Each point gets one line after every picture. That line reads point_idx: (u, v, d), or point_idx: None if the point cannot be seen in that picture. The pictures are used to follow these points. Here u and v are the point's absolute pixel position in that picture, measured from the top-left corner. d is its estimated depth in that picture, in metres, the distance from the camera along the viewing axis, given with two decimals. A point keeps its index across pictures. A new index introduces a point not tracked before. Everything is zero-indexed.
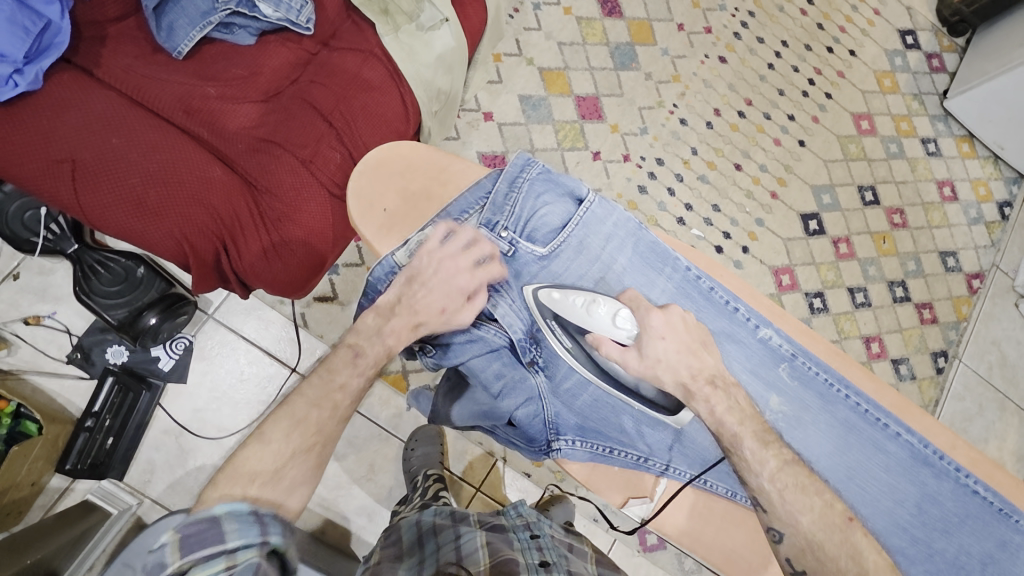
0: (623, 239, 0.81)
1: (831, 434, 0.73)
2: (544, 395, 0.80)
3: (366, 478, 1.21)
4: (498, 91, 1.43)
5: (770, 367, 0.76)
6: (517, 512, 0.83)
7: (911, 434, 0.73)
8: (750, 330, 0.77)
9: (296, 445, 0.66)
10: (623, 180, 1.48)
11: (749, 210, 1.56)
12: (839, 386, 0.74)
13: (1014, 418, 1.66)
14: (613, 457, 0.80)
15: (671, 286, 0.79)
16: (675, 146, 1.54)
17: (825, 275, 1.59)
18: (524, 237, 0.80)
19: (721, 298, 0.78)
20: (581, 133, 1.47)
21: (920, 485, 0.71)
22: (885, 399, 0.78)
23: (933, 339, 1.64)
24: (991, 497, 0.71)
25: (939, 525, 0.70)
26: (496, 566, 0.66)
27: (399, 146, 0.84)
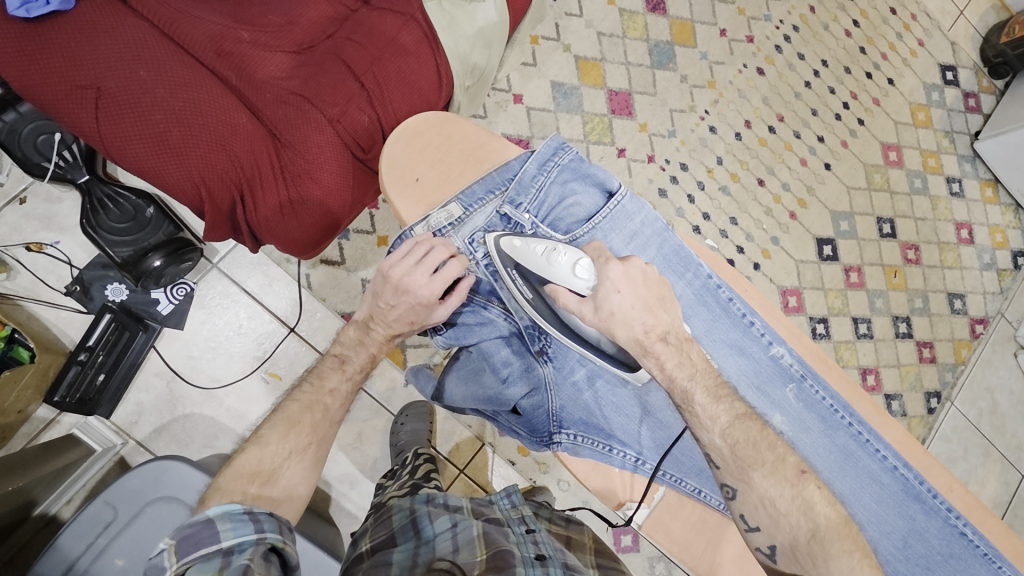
0: (648, 238, 0.79)
1: (829, 459, 0.72)
2: (551, 386, 0.80)
3: (352, 446, 1.21)
4: (531, 75, 1.41)
5: (777, 386, 0.75)
6: (509, 501, 0.85)
7: (907, 469, 0.72)
8: (762, 346, 0.76)
9: (291, 447, 0.69)
10: (645, 181, 1.46)
11: (766, 227, 1.55)
12: (844, 415, 0.73)
13: (996, 466, 1.67)
14: (612, 457, 0.79)
15: (689, 293, 0.77)
16: (701, 152, 1.52)
17: (832, 301, 1.58)
18: (546, 223, 0.79)
19: (738, 310, 0.77)
20: (609, 128, 1.45)
21: (908, 520, 0.71)
22: (889, 434, 0.77)
23: (929, 378, 1.65)
24: (977, 540, 0.70)
25: (922, 561, 0.70)
26: (492, 556, 0.66)
27: (434, 117, 0.82)
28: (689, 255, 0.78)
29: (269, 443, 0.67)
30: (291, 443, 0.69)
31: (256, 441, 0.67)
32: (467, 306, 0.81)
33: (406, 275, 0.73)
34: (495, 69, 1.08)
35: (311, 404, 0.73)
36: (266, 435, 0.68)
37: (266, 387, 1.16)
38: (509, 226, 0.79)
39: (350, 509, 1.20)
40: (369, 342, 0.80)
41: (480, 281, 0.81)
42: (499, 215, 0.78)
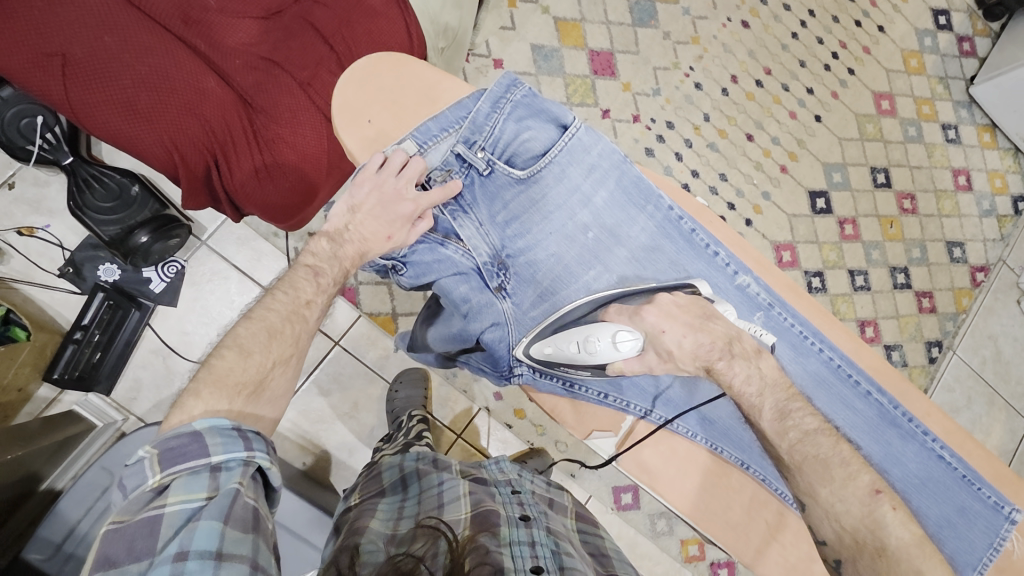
0: (607, 172, 0.78)
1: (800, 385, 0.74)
2: (510, 321, 0.81)
3: (348, 415, 1.23)
4: (510, 39, 1.40)
5: (745, 314, 0.76)
6: (498, 467, 0.86)
7: (882, 394, 0.72)
8: (727, 276, 0.77)
9: (276, 357, 0.64)
10: (630, 141, 1.46)
11: (757, 182, 1.54)
12: (814, 340, 0.74)
13: (1002, 413, 1.67)
14: (574, 390, 0.85)
15: (651, 226, 0.79)
16: (687, 110, 1.50)
17: (827, 255, 1.57)
18: (502, 159, 0.77)
19: (702, 241, 0.78)
20: (592, 89, 1.44)
21: (883, 444, 0.71)
22: (865, 361, 0.77)
23: (929, 328, 1.63)
24: (957, 464, 0.70)
25: (898, 485, 0.70)
26: (476, 515, 0.66)
27: (387, 59, 0.81)
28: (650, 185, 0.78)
29: (252, 352, 0.62)
30: (274, 354, 0.64)
31: (237, 347, 0.62)
32: (422, 243, 0.79)
33: (369, 209, 0.74)
34: (469, 31, 1.11)
35: (290, 316, 0.68)
36: (247, 341, 0.63)
37: None
38: (464, 166, 0.77)
39: (350, 475, 1.23)
40: (343, 255, 0.74)
41: (437, 216, 0.79)
42: (454, 155, 0.76)
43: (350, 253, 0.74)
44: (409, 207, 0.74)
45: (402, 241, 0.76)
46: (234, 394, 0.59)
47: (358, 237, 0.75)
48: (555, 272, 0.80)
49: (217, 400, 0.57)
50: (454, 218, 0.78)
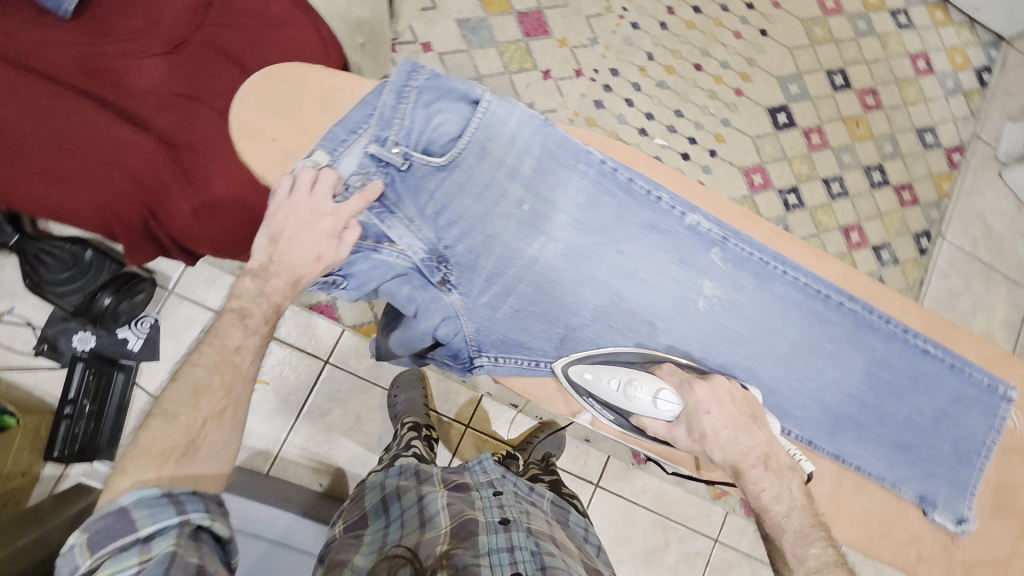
0: (529, 139, 0.77)
1: (773, 309, 0.81)
2: (461, 312, 0.80)
3: (354, 429, 1.24)
4: (433, 19, 1.36)
5: (702, 253, 0.81)
6: (480, 467, 0.99)
7: (853, 303, 0.81)
8: (675, 218, 0.80)
9: (205, 413, 0.64)
10: (577, 97, 1.42)
11: (714, 111, 1.51)
12: (775, 265, 0.80)
13: (1002, 289, 1.67)
14: (541, 370, 0.82)
15: (587, 184, 0.79)
16: (628, 53, 1.47)
17: (798, 169, 1.55)
18: (418, 150, 0.75)
19: (641, 188, 0.80)
20: (527, 53, 1.41)
21: (868, 350, 0.82)
22: (832, 271, 0.84)
23: (914, 220, 1.62)
24: (942, 355, 0.82)
25: (892, 387, 0.82)
26: (458, 528, 0.78)
27: (278, 72, 0.78)
28: (575, 144, 0.78)
29: (177, 415, 0.63)
30: (203, 411, 0.64)
31: (162, 413, 0.63)
32: (355, 253, 0.75)
33: (289, 232, 0.71)
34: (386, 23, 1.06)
35: (217, 366, 0.67)
36: (171, 405, 0.63)
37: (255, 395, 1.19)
38: (381, 166, 0.75)
39: None
40: (270, 290, 0.72)
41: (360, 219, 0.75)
42: (369, 156, 0.74)
43: (278, 285, 0.72)
44: (330, 224, 0.72)
45: (334, 260, 0.72)
46: (163, 460, 0.60)
47: (284, 266, 0.72)
48: (495, 253, 0.79)
49: (143, 471, 0.59)
50: (382, 220, 0.75)
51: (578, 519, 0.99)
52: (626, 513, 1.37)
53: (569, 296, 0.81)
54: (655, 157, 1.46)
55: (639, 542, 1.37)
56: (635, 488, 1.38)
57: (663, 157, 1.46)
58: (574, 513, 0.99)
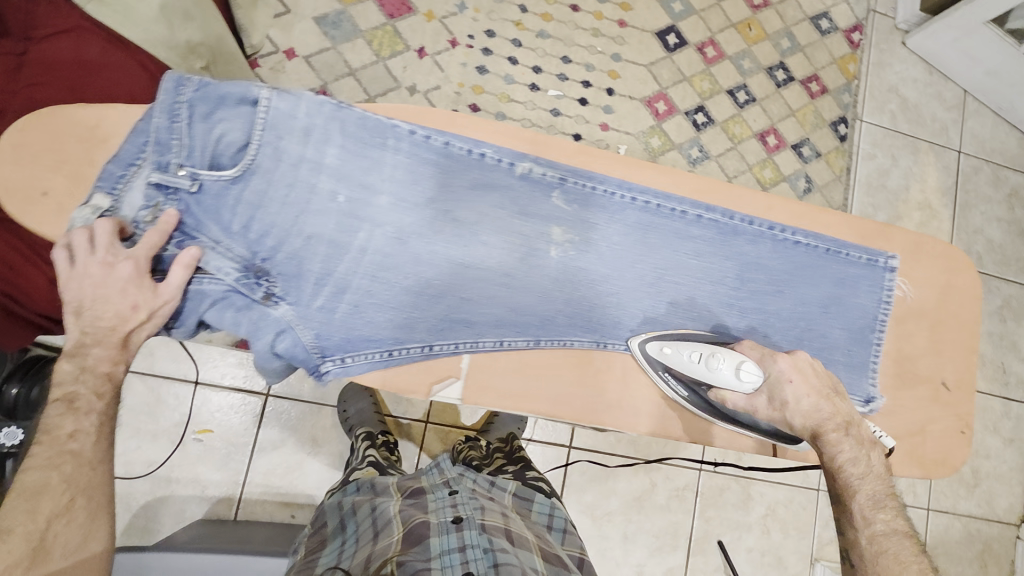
0: (326, 126, 0.74)
1: (630, 238, 0.83)
2: (295, 323, 0.74)
3: (313, 453, 1.22)
4: (290, 23, 1.31)
5: (543, 199, 0.81)
6: (437, 470, 1.04)
7: (712, 214, 0.84)
8: (506, 170, 0.79)
9: (49, 513, 0.67)
10: (459, 68, 1.39)
11: (602, 49, 1.47)
12: (623, 195, 0.82)
13: (930, 156, 1.66)
14: (396, 359, 0.78)
15: (403, 158, 0.77)
16: (500, 10, 1.42)
17: (700, 86, 1.52)
18: (207, 167, 0.71)
19: (461, 149, 0.78)
20: (396, 35, 1.36)
21: (739, 257, 0.85)
22: (688, 185, 0.85)
23: (828, 109, 1.60)
24: (817, 244, 0.87)
25: (771, 288, 0.86)
26: (408, 533, 0.81)
27: (30, 122, 0.75)
28: (377, 120, 0.75)
29: (13, 527, 0.65)
30: (45, 513, 0.66)
31: None
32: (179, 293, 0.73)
33: (89, 296, 0.69)
34: (230, 39, 1.02)
35: (53, 461, 0.68)
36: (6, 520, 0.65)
37: (202, 445, 1.18)
38: (171, 194, 0.71)
39: None
40: (94, 362, 0.71)
41: (160, 254, 0.72)
42: (152, 186, 0.70)
43: (100, 354, 0.71)
44: (129, 269, 0.69)
45: (152, 307, 0.70)
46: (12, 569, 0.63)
47: (103, 332, 0.70)
48: (318, 253, 0.75)
49: None
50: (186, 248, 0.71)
51: (543, 506, 1.01)
52: (607, 465, 1.38)
53: (413, 278, 0.78)
54: (553, 109, 1.43)
55: (625, 490, 1.38)
56: (609, 439, 1.38)
57: (560, 108, 1.43)
58: (537, 500, 1.02)
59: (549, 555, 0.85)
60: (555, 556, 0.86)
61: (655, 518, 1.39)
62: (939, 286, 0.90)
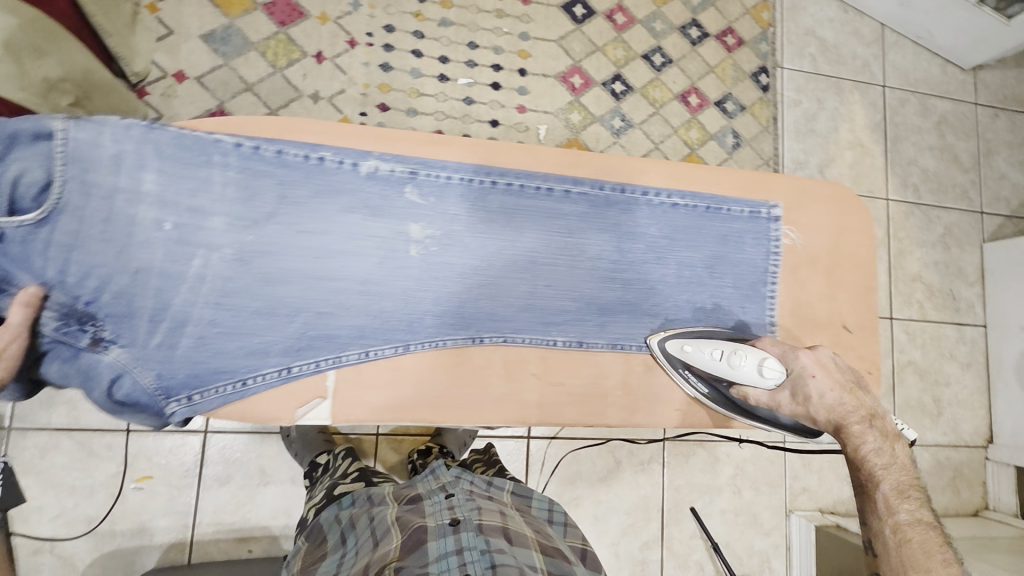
0: (138, 151, 0.72)
1: (495, 223, 0.84)
2: (131, 365, 0.72)
3: (264, 483, 1.18)
4: (175, 45, 1.26)
5: (397, 193, 0.81)
6: (433, 475, 0.98)
7: (578, 187, 0.86)
8: (352, 170, 0.79)
9: None
10: (362, 69, 1.34)
11: (508, 29, 1.43)
12: (482, 179, 0.83)
13: (855, 95, 1.65)
14: (251, 388, 0.76)
15: (233, 174, 0.75)
16: (397, 3, 1.37)
17: (614, 55, 1.49)
18: (6, 213, 0.67)
19: (296, 156, 0.77)
20: (291, 42, 1.31)
21: (616, 226, 0.88)
22: (552, 159, 0.87)
23: (746, 61, 1.58)
24: (697, 203, 0.91)
25: (654, 252, 0.90)
26: (407, 541, 0.78)
27: None
28: (195, 137, 0.74)
29: None
30: None
31: None
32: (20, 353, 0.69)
33: None
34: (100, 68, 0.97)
35: None
36: None
37: (143, 493, 1.14)
38: None
39: None
40: None
41: None
42: None
43: None
44: None
45: None
46: None
47: None
48: (151, 287, 0.73)
49: None
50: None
51: (541, 502, 0.98)
52: (569, 449, 1.37)
53: (260, 299, 0.76)
54: (465, 98, 1.39)
55: (590, 471, 1.37)
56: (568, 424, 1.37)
57: (473, 95, 1.40)
58: (536, 495, 0.99)
59: (548, 548, 0.82)
60: (555, 549, 0.84)
61: (624, 495, 1.38)
62: (831, 230, 0.95)
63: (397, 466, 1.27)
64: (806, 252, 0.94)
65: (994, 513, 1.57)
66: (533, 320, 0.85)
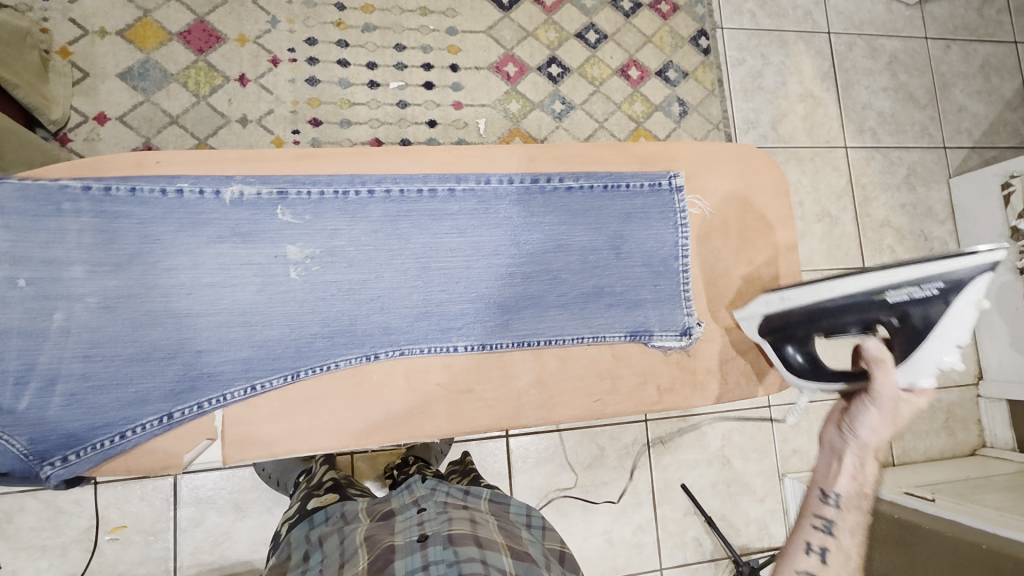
0: None
1: (373, 233, 0.83)
2: (0, 432, 0.71)
3: (241, 518, 1.17)
4: (93, 87, 1.23)
5: (267, 216, 0.79)
6: (408, 488, 0.93)
7: (460, 185, 0.85)
8: (216, 199, 0.78)
9: None
10: (288, 86, 1.31)
11: (434, 27, 1.40)
12: (353, 190, 0.82)
13: (800, 45, 1.61)
14: (130, 440, 0.75)
15: (85, 221, 0.74)
16: (315, 14, 1.34)
17: (546, 38, 1.46)
18: None
19: (150, 191, 0.76)
20: (211, 69, 1.28)
21: (505, 220, 0.87)
22: (427, 160, 0.85)
23: (684, 26, 1.54)
24: (592, 184, 0.90)
25: (551, 242, 0.88)
26: (374, 561, 0.73)
27: None
28: (39, 187, 0.72)
29: None
30: None
31: None
32: None
33: None
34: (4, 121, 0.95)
35: None
36: None
37: (119, 544, 1.12)
38: None
39: None
40: None
41: None
42: None
43: None
44: None
45: None
46: None
47: None
48: (12, 349, 0.72)
49: None
50: None
51: (520, 507, 0.93)
52: (549, 443, 1.34)
53: (131, 345, 0.75)
54: (398, 102, 1.36)
55: (573, 461, 1.35)
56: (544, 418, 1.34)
57: (406, 98, 1.37)
58: (514, 501, 0.94)
59: (521, 554, 0.77)
60: (527, 553, 0.79)
61: (611, 482, 1.36)
62: (736, 195, 0.95)
63: (376, 482, 1.26)
64: (714, 219, 0.94)
65: (991, 450, 1.55)
66: (432, 327, 0.84)
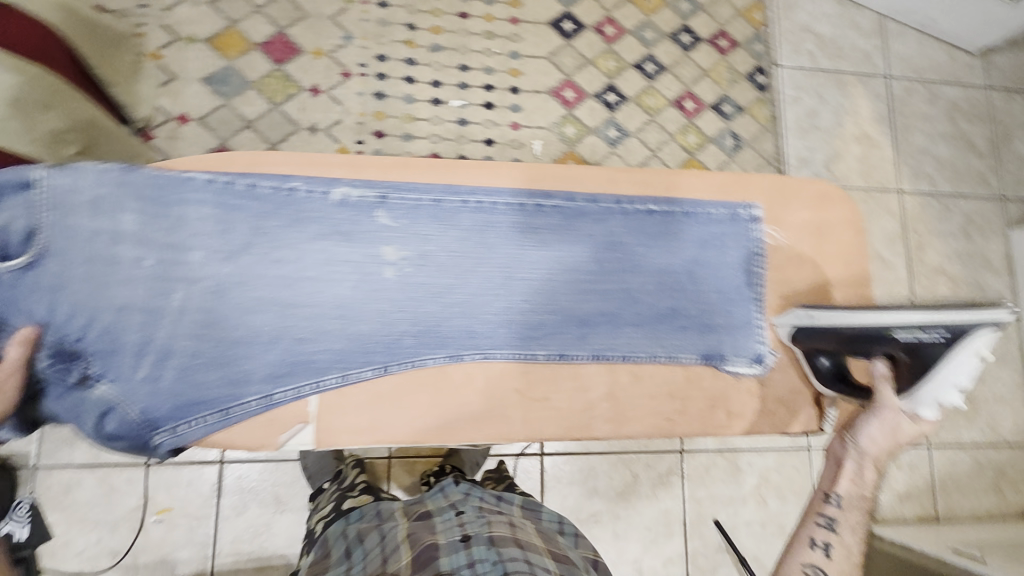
0: (116, 194, 0.78)
1: (461, 240, 0.87)
2: (118, 399, 0.77)
3: (280, 511, 1.19)
4: (178, 88, 1.31)
5: (366, 218, 0.84)
6: (442, 491, 0.92)
7: (548, 201, 0.88)
8: (323, 195, 0.83)
9: None
10: (356, 98, 1.37)
11: (498, 50, 1.45)
12: (447, 199, 0.86)
13: (857, 87, 1.62)
14: (233, 416, 0.79)
15: (209, 212, 0.81)
16: (388, 33, 1.41)
17: (605, 67, 1.50)
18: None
19: (267, 188, 0.82)
20: (288, 77, 1.35)
21: (589, 236, 0.89)
22: (518, 173, 0.88)
23: (741, 62, 1.56)
24: (674, 207, 0.91)
25: (631, 261, 0.91)
26: (417, 560, 0.74)
27: None
28: (169, 177, 0.79)
29: None
30: None
31: None
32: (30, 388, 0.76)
33: None
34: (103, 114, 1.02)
35: None
36: None
37: (162, 526, 1.15)
38: None
39: None
40: None
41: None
42: None
43: None
44: None
45: None
46: None
47: None
48: (134, 323, 0.78)
49: None
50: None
51: (552, 513, 0.93)
52: (584, 465, 1.34)
53: (239, 328, 0.81)
54: (459, 119, 1.41)
55: (607, 486, 1.34)
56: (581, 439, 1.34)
57: (467, 116, 1.41)
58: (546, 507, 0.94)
59: (561, 555, 0.79)
60: (567, 556, 0.79)
61: (644, 509, 1.34)
62: (814, 227, 0.95)
63: (411, 488, 1.27)
64: (791, 250, 0.95)
65: None
66: (513, 335, 0.87)
